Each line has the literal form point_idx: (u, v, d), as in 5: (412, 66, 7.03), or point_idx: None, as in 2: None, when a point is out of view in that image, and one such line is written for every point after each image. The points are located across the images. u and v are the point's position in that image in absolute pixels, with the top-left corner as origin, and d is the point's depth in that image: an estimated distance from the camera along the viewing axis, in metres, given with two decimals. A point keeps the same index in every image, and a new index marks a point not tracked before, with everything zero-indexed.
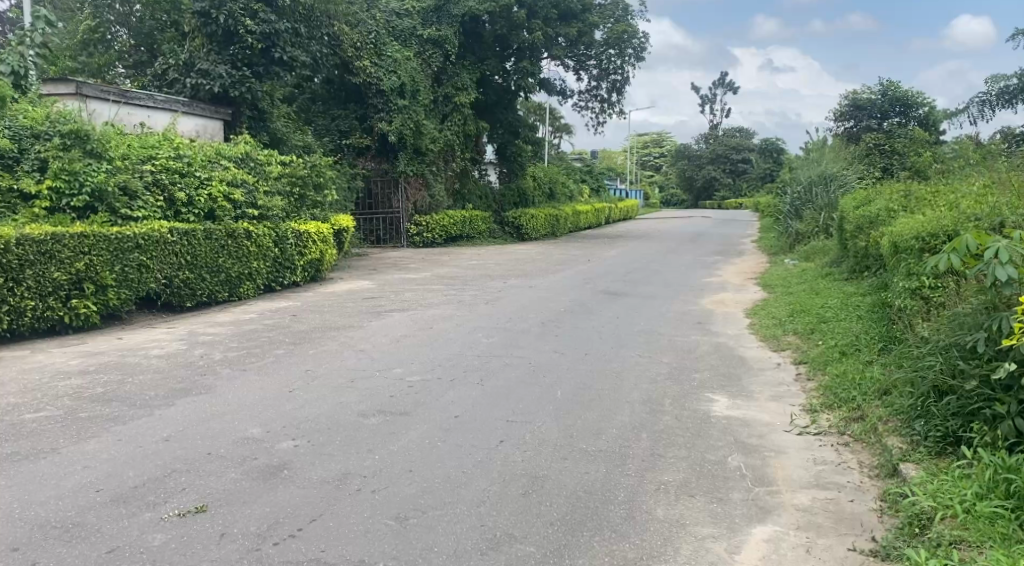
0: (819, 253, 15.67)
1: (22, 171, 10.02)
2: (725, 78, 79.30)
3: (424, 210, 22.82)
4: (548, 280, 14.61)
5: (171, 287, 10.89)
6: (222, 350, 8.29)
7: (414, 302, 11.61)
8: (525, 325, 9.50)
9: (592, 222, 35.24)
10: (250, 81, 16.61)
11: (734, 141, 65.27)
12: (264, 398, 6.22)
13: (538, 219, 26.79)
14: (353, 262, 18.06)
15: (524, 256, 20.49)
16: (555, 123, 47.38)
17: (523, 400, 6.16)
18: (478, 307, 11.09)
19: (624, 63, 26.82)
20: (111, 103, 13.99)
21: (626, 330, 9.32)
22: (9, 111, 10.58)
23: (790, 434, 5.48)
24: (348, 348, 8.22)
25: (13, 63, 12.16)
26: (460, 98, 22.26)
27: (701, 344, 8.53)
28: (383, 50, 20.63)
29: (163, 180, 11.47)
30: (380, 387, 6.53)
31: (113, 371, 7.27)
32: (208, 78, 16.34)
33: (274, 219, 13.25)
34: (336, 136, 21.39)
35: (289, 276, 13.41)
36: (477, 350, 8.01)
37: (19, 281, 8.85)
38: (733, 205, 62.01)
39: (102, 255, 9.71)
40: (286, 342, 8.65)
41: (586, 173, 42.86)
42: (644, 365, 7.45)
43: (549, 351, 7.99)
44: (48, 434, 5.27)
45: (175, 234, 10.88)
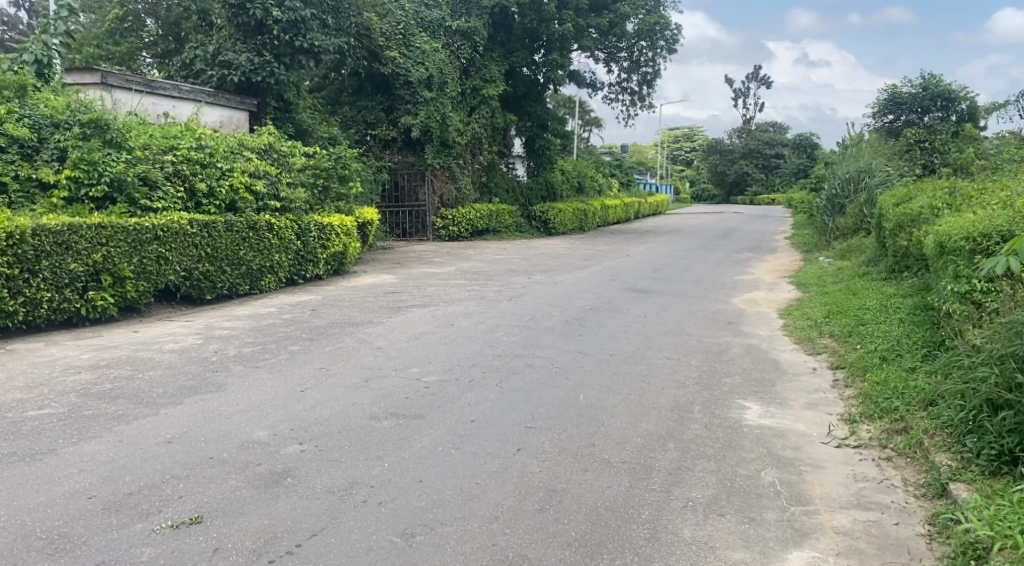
0: (856, 251, 15.19)
1: (41, 161, 9.90)
2: (759, 71, 78.21)
3: (450, 203, 22.40)
4: (575, 276, 14.29)
5: (190, 279, 10.72)
6: (236, 346, 8.09)
7: (437, 298, 11.36)
8: (549, 323, 9.19)
9: (621, 217, 34.82)
10: (273, 67, 16.37)
11: (768, 136, 64.32)
12: (274, 399, 5.98)
13: (566, 214, 26.41)
14: (377, 255, 17.89)
15: (550, 250, 20.19)
16: (586, 116, 47.00)
17: (544, 404, 5.87)
18: (501, 303, 10.82)
19: (655, 55, 26.45)
20: (134, 92, 13.88)
21: (654, 330, 8.98)
22: (30, 100, 10.49)
23: (827, 447, 5.12)
24: (365, 345, 7.98)
25: (36, 52, 12.13)
26: (488, 90, 21.98)
27: (732, 346, 8.18)
28: (412, 41, 20.27)
29: (184, 170, 11.31)
30: (395, 388, 6.27)
31: (123, 366, 7.09)
32: (231, 68, 16.26)
33: (297, 211, 13.05)
34: (362, 127, 21.19)
35: (312, 269, 13.21)
36: (498, 350, 7.73)
37: (35, 273, 8.69)
38: (765, 200, 61.21)
39: (119, 247, 9.56)
40: (303, 338, 8.43)
41: (615, 167, 42.45)
42: (672, 368, 7.12)
43: (573, 351, 7.69)
44: (47, 434, 5.07)
45: (195, 226, 10.71)
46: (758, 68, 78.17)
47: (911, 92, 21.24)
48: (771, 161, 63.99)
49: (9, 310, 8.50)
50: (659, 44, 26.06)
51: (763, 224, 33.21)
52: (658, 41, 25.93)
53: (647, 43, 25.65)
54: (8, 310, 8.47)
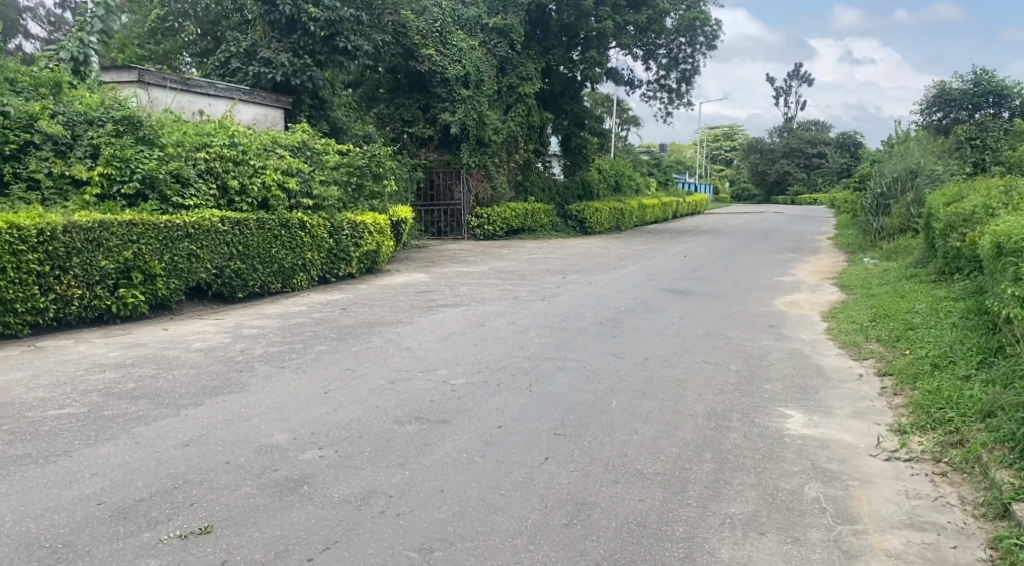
0: (903, 252, 14.71)
1: (74, 158, 9.89)
2: (801, 69, 77.02)
3: (486, 202, 22.35)
4: (611, 276, 14.01)
5: (222, 277, 10.65)
6: (263, 345, 7.96)
7: (469, 298, 11.17)
8: (582, 324, 8.95)
9: (659, 216, 34.42)
10: (312, 70, 16.40)
11: (810, 135, 63.27)
12: (296, 400, 5.83)
13: (602, 213, 26.10)
14: (411, 253, 17.80)
15: (586, 250, 19.91)
16: (624, 115, 46.64)
17: (576, 410, 5.63)
18: (534, 303, 10.60)
19: (695, 52, 26.18)
20: (171, 90, 13.89)
21: (691, 332, 8.69)
22: (65, 97, 10.52)
23: (876, 460, 4.82)
24: (393, 345, 7.80)
25: (72, 50, 12.19)
26: (524, 88, 21.79)
27: (773, 351, 7.87)
28: (449, 39, 20.05)
29: (217, 168, 11.26)
30: (422, 391, 6.08)
31: (149, 365, 6.99)
32: (271, 67, 16.27)
33: (329, 209, 12.95)
34: (398, 125, 21.10)
35: (344, 267, 13.09)
36: (529, 352, 7.50)
37: (66, 270, 8.64)
38: (807, 200, 60.26)
39: (150, 244, 9.50)
40: (330, 337, 8.28)
41: (653, 165, 42.10)
42: (710, 373, 6.83)
43: (606, 354, 7.44)
44: (64, 435, 4.95)
45: (226, 223, 10.63)
46: (801, 66, 76.99)
47: (960, 89, 20.59)
48: (813, 160, 63.00)
49: (40, 307, 8.46)
50: (698, 40, 25.69)
51: (805, 224, 32.53)
52: (697, 37, 25.56)
53: (686, 40, 25.71)
54: (38, 308, 8.44)
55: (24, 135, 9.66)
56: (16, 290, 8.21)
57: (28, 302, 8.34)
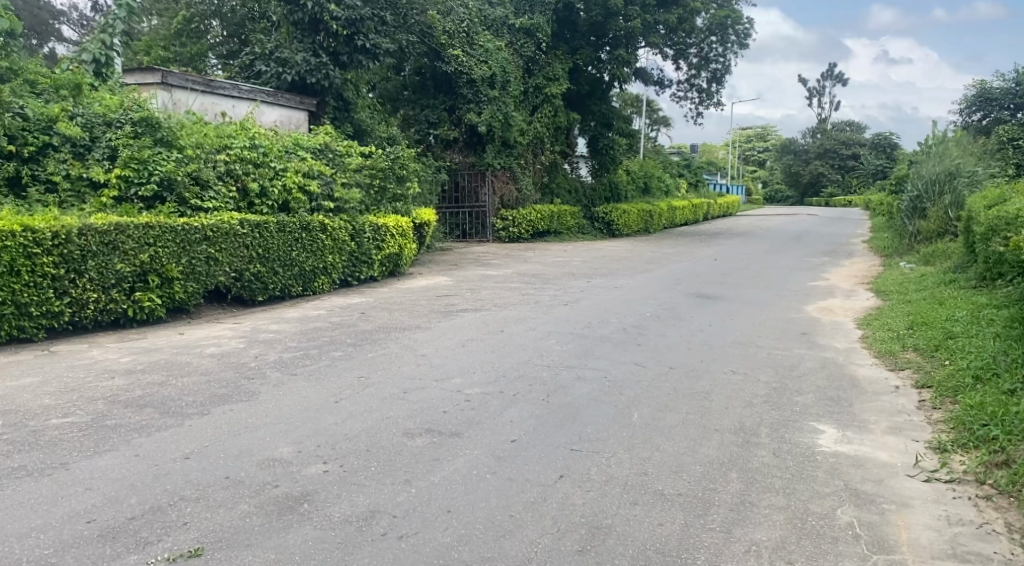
0: (941, 256, 14.24)
1: (93, 160, 9.81)
2: (835, 69, 75.99)
3: (512, 204, 22.01)
4: (637, 280, 13.71)
5: (241, 280, 10.52)
6: (277, 351, 7.76)
7: (490, 302, 10.93)
8: (605, 331, 8.68)
9: (689, 219, 33.99)
10: (328, 68, 16.18)
11: (844, 136, 62.26)
12: (305, 410, 5.62)
13: (630, 215, 25.72)
14: (436, 256, 17.63)
15: (613, 253, 19.60)
16: (654, 116, 46.20)
17: (595, 423, 5.38)
18: (557, 308, 10.35)
19: (726, 51, 25.80)
20: (195, 92, 13.83)
21: (719, 340, 8.39)
22: (85, 99, 10.46)
23: (914, 480, 4.51)
24: (409, 352, 7.59)
25: (94, 51, 12.17)
26: (550, 89, 21.55)
27: (805, 361, 7.54)
28: (475, 40, 19.86)
29: (237, 170, 11.14)
30: (435, 401, 5.85)
31: (159, 372, 6.83)
32: (285, 66, 16.16)
33: (352, 211, 12.78)
34: (424, 127, 20.95)
35: (366, 270, 12.92)
36: (549, 360, 7.25)
37: (82, 273, 8.54)
38: (841, 202, 59.36)
39: (167, 247, 9.39)
40: (346, 343, 8.08)
41: (684, 167, 41.68)
42: (738, 386, 6.54)
43: (629, 363, 7.17)
44: (63, 446, 4.78)
45: (246, 226, 10.50)
46: (834, 66, 75.94)
47: (1001, 88, 20.44)
48: (847, 161, 62.08)
49: (55, 311, 8.36)
50: (729, 39, 25.26)
51: (840, 227, 31.91)
52: (728, 36, 25.16)
53: (717, 38, 25.40)
54: (53, 312, 8.33)
55: (43, 137, 9.61)
56: (31, 294, 8.12)
57: (42, 305, 8.24)
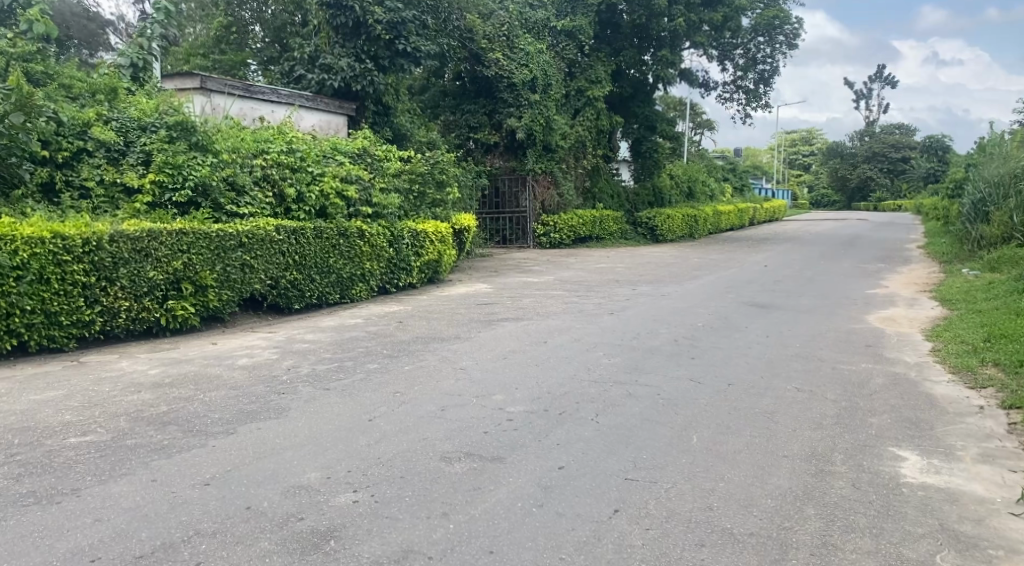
0: (1009, 263, 13.47)
1: (127, 164, 9.59)
2: (884, 71, 74.26)
3: (552, 209, 21.67)
4: (685, 288, 13.18)
5: (277, 288, 10.23)
6: (311, 363, 7.40)
7: (532, 311, 10.48)
8: (655, 343, 8.19)
9: (735, 223, 33.19)
10: (373, 74, 15.98)
11: (893, 138, 60.71)
12: (335, 430, 5.24)
13: (674, 220, 25.10)
14: (476, 263, 17.25)
15: (657, 259, 19.06)
16: (698, 119, 45.36)
17: (649, 448, 4.93)
18: (603, 318, 9.87)
19: (774, 51, 25.08)
20: (234, 97, 13.63)
21: (778, 353, 7.88)
22: (121, 103, 10.27)
23: (1018, 521, 4.02)
24: (448, 366, 7.18)
25: (132, 55, 12.02)
26: (593, 91, 21.13)
27: (874, 377, 7.00)
28: (516, 43, 19.40)
29: (273, 175, 10.88)
30: (475, 421, 5.43)
31: (187, 385, 6.51)
32: (331, 73, 15.91)
33: (390, 217, 12.44)
34: (464, 131, 20.62)
35: (404, 277, 12.57)
36: (596, 375, 6.79)
37: (113, 281, 8.30)
38: (891, 206, 57.87)
39: (201, 254, 9.12)
40: (383, 355, 7.71)
41: (728, 171, 40.88)
42: (803, 406, 6.02)
43: (682, 379, 6.69)
44: (77, 469, 4.46)
45: (282, 232, 10.21)
46: (883, 67, 74.19)
47: None
48: (897, 165, 60.51)
49: (86, 320, 8.11)
50: (777, 39, 24.58)
51: (892, 232, 31.08)
52: (776, 36, 24.48)
53: (765, 39, 24.73)
54: (84, 321, 8.09)
55: (77, 142, 9.42)
56: (61, 302, 7.87)
57: (73, 315, 8.00)
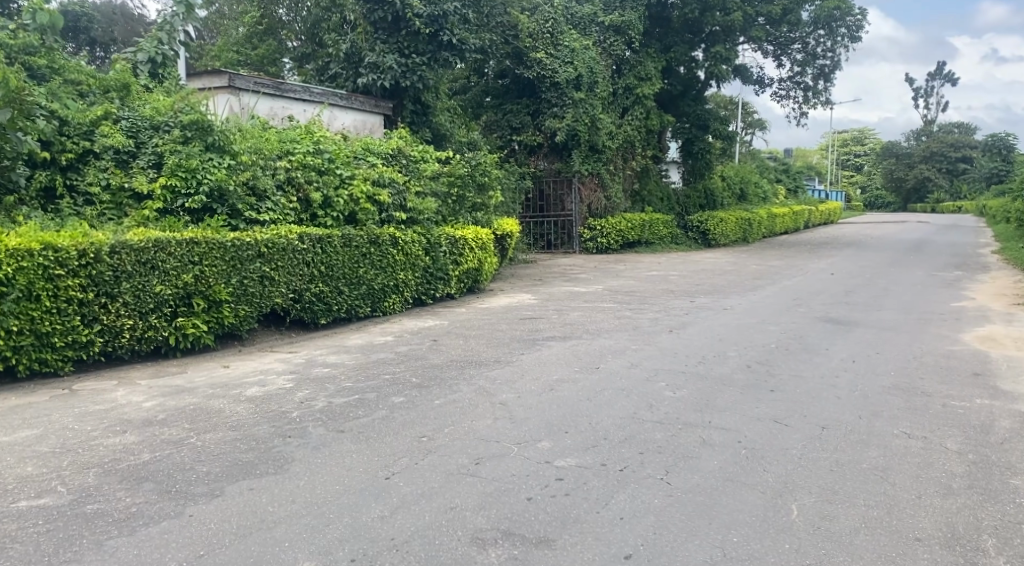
0: None
1: (137, 168, 8.74)
2: (944, 68, 71.68)
3: (599, 212, 20.45)
4: (748, 300, 12.02)
5: (301, 302, 9.31)
6: (328, 394, 6.42)
7: (581, 327, 9.44)
8: (726, 372, 7.10)
9: (790, 227, 31.72)
10: (422, 69, 15.05)
11: (953, 138, 58.37)
12: (344, 492, 4.28)
13: (728, 223, 23.76)
14: (519, 271, 16.25)
15: (712, 266, 17.89)
16: (750, 118, 43.79)
17: (735, 528, 3.92)
18: (662, 338, 8.76)
19: (835, 45, 23.74)
20: (261, 95, 12.80)
21: (872, 388, 6.73)
22: (135, 101, 9.45)
23: None
24: (484, 399, 6.15)
25: (149, 50, 11.18)
26: (642, 89, 19.98)
27: (998, 419, 5.83)
28: (560, 40, 18.55)
29: (298, 178, 9.96)
30: (515, 481, 4.44)
31: (180, 424, 5.57)
32: (379, 72, 14.92)
33: (426, 222, 11.45)
34: (506, 132, 19.65)
35: (442, 288, 11.57)
36: (660, 415, 5.74)
37: (114, 297, 7.44)
38: (950, 208, 55.56)
39: (215, 266, 8.23)
40: (412, 384, 6.70)
41: (781, 172, 39.55)
42: (921, 460, 4.91)
43: (767, 424, 5.61)
44: (9, 554, 3.61)
45: (306, 240, 9.27)
46: (943, 64, 71.69)
47: None
48: (956, 165, 58.19)
49: (83, 341, 7.26)
50: (838, 32, 23.25)
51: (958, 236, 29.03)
52: (837, 29, 23.15)
53: (826, 32, 23.42)
54: (81, 342, 7.23)
55: (83, 143, 8.63)
56: (53, 322, 7.02)
57: (68, 335, 7.15)
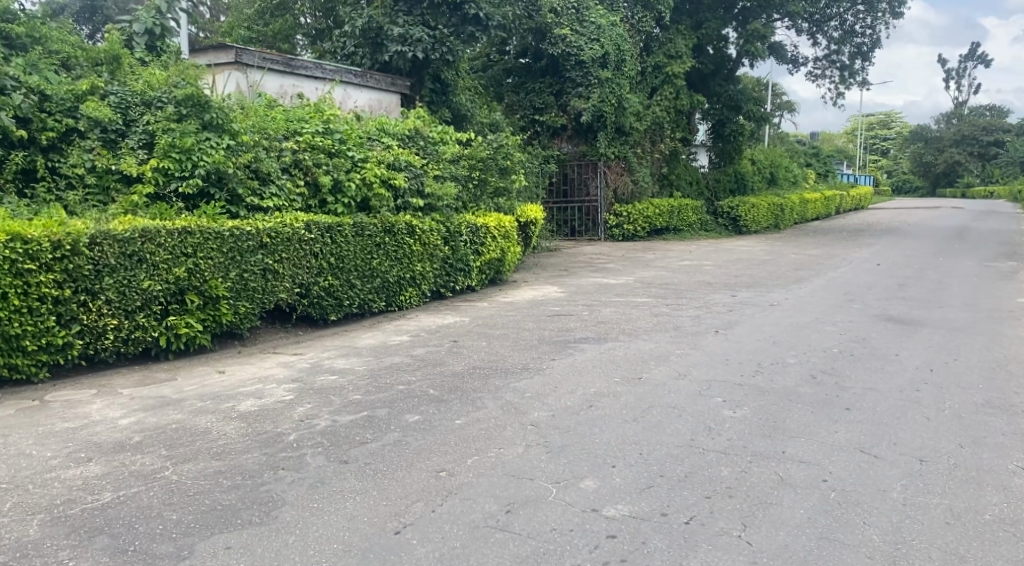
0: None
1: (126, 148, 7.92)
2: (977, 49, 69.74)
3: (625, 198, 19.40)
4: (794, 294, 11.07)
5: (308, 297, 8.44)
6: (332, 410, 5.54)
7: (616, 326, 8.54)
8: (791, 386, 6.19)
9: (821, 212, 30.53)
10: (454, 43, 14.12)
11: (985, 121, 56.62)
12: (346, 555, 3.47)
13: (760, 210, 22.64)
14: (542, 260, 15.35)
15: (747, 254, 16.90)
16: (778, 100, 42.50)
17: None
18: (709, 340, 7.81)
19: (876, 22, 22.52)
20: (269, 71, 11.92)
21: (965, 406, 5.79)
22: (126, 75, 8.60)
23: None
24: (513, 419, 5.26)
25: (146, 21, 10.25)
26: (673, 67, 18.89)
27: None
28: (586, 16, 17.61)
29: (305, 160, 9.10)
30: (558, 538, 3.61)
31: (156, 450, 4.72)
32: (412, 45, 13.91)
33: (446, 209, 10.55)
34: (529, 112, 18.72)
35: (461, 280, 10.69)
36: (724, 443, 4.85)
37: (96, 294, 6.62)
38: (982, 192, 53.83)
39: (211, 257, 7.38)
40: (429, 398, 5.81)
41: (811, 156, 38.42)
42: None
43: (853, 457, 4.70)
44: None
45: (314, 229, 8.41)
46: (976, 45, 69.77)
47: None
48: (988, 148, 56.54)
49: (60, 344, 6.44)
50: (878, 8, 22.09)
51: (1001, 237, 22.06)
52: (877, 5, 21.98)
53: (865, 8, 22.22)
54: (57, 345, 6.42)
55: (67, 120, 7.83)
56: (24, 323, 6.22)
57: (41, 337, 6.34)
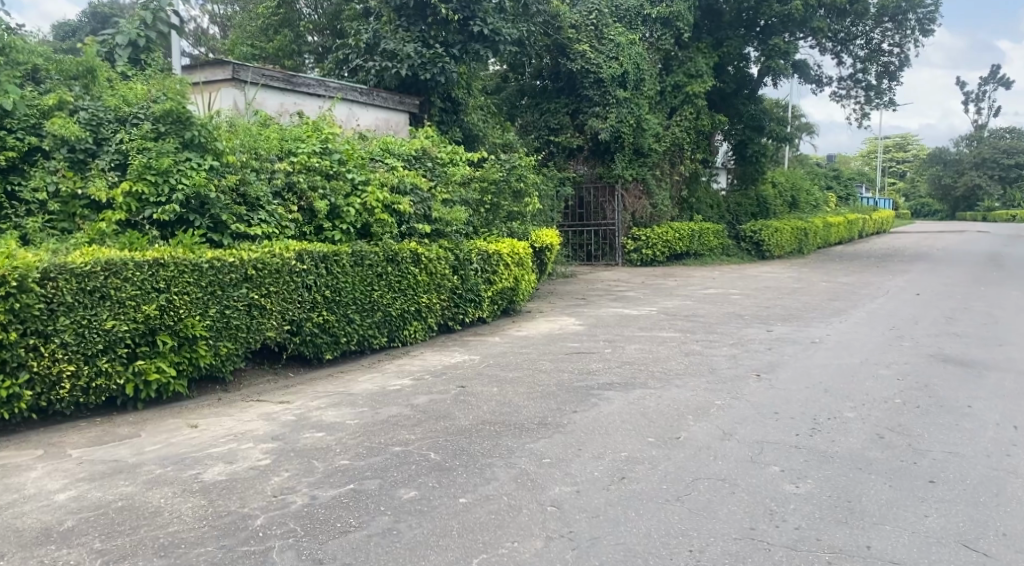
0: None
1: (96, 169, 7.11)
2: (998, 70, 68.62)
3: (644, 221, 18.45)
4: (835, 329, 10.09)
5: (300, 334, 7.55)
6: (312, 481, 4.63)
7: (644, 368, 7.58)
8: (858, 450, 5.23)
9: (845, 236, 29.45)
10: (444, 60, 13.15)
11: (1006, 143, 55.39)
12: None
13: (784, 234, 21.62)
14: (558, 287, 14.43)
15: (774, 282, 15.89)
16: (798, 123, 41.53)
17: None
18: (751, 388, 6.84)
19: (904, 40, 21.59)
20: (266, 88, 11.13)
21: None
22: (101, 89, 7.81)
23: None
24: (530, 497, 4.33)
25: (130, 32, 9.50)
26: (693, 86, 18.04)
27: None
28: (605, 33, 16.80)
29: (300, 183, 8.25)
30: None
31: (88, 541, 3.85)
32: (397, 61, 13.15)
33: (455, 235, 9.65)
34: (543, 133, 17.94)
35: (472, 312, 9.77)
36: (794, 535, 3.91)
37: (49, 337, 5.76)
38: (1004, 216, 52.51)
39: (187, 292, 6.51)
40: (429, 465, 4.88)
41: (831, 178, 37.41)
42: None
43: (958, 556, 3.75)
44: None
45: (307, 259, 7.53)
46: (996, 67, 68.65)
47: None
48: (1011, 171, 55.26)
49: (4, 396, 5.59)
50: (907, 25, 21.14)
51: None
52: (906, 22, 21.04)
53: (893, 25, 21.29)
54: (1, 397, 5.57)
55: (30, 139, 7.07)
56: None
57: None
